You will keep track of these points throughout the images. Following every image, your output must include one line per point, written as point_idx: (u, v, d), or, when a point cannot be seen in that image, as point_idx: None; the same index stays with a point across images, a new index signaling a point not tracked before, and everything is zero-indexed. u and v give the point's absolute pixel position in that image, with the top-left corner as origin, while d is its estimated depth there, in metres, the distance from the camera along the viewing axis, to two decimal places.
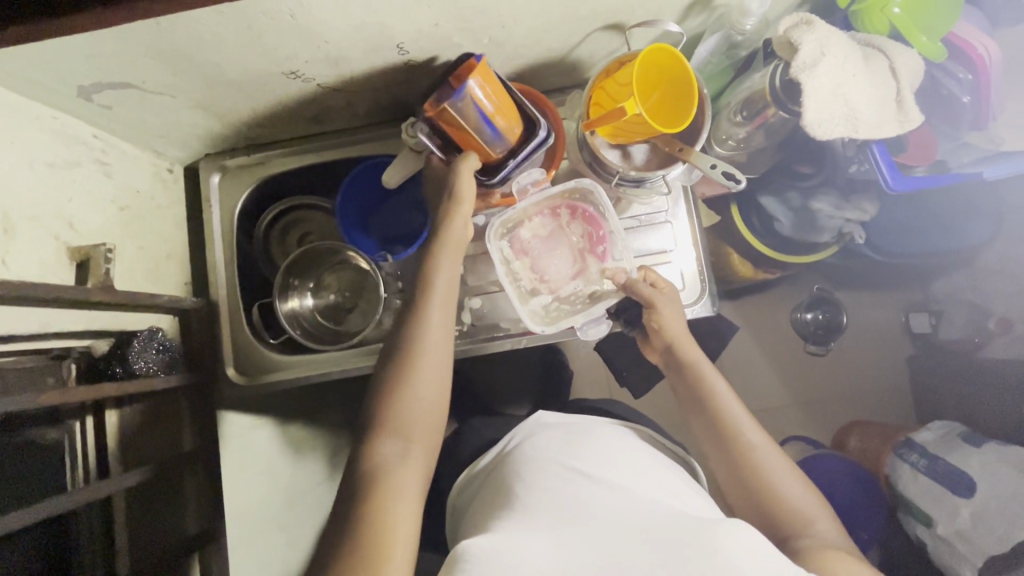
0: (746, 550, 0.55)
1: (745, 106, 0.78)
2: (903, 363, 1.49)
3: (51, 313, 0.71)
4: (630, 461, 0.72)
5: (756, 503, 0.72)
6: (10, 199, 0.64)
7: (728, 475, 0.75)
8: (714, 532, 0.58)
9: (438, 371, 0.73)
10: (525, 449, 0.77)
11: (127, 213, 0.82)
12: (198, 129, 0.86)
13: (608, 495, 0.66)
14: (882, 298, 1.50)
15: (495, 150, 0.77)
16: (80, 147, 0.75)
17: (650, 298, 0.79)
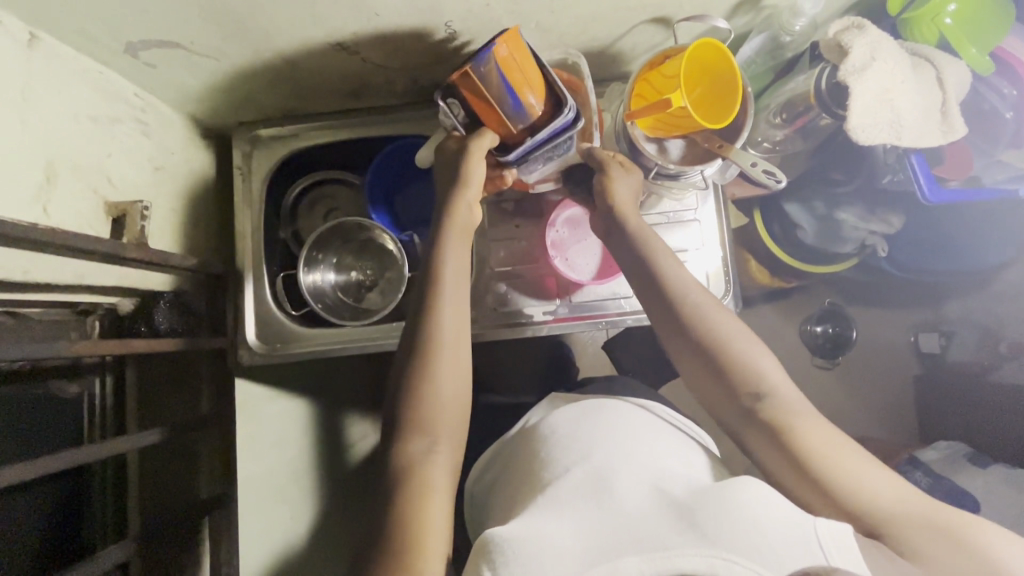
0: (764, 511, 0.56)
1: (785, 108, 0.78)
2: (910, 382, 1.47)
3: (85, 266, 0.70)
4: (648, 437, 0.73)
5: (728, 390, 0.70)
6: (52, 149, 0.64)
7: (698, 366, 0.72)
8: (731, 494, 0.58)
9: (458, 356, 0.70)
10: (544, 426, 0.79)
11: (161, 174, 0.82)
12: (236, 96, 0.86)
13: (629, 464, 0.67)
14: (893, 317, 1.47)
15: (514, 127, 0.70)
16: (121, 104, 0.75)
17: (605, 161, 0.78)
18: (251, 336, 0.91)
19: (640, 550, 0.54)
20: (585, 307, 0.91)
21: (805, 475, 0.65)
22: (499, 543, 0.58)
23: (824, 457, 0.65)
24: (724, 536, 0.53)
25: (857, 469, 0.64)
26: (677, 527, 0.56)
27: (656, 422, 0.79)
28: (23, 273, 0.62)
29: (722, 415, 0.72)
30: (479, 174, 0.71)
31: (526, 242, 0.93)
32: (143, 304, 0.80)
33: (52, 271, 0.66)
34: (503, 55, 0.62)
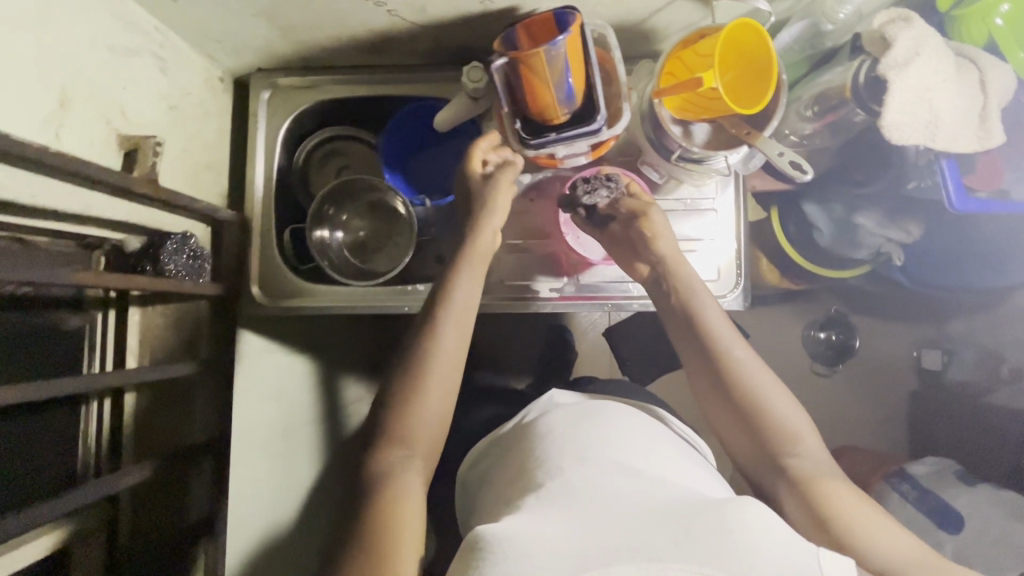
0: (763, 533, 0.56)
1: (817, 101, 0.76)
2: (906, 396, 1.47)
3: (92, 196, 0.69)
4: (651, 443, 0.73)
5: (751, 434, 0.73)
6: (68, 74, 0.62)
7: (721, 407, 0.75)
8: (726, 512, 0.58)
9: (449, 370, 0.73)
10: (545, 424, 0.77)
11: (177, 113, 0.81)
12: (256, 40, 0.84)
13: (627, 475, 0.65)
14: (899, 330, 1.46)
15: (560, 114, 0.70)
16: (140, 37, 0.74)
17: (643, 206, 0.82)
18: (254, 288, 0.92)
19: (633, 559, 0.54)
20: (593, 287, 0.90)
21: (817, 520, 0.65)
22: (490, 542, 0.58)
23: (840, 505, 0.65)
24: (721, 557, 0.54)
25: (872, 521, 0.63)
26: (671, 540, 0.55)
27: (662, 430, 0.79)
28: (30, 196, 0.61)
29: (743, 455, 0.74)
30: (495, 224, 0.79)
31: (540, 216, 0.91)
32: (152, 244, 0.79)
33: (59, 197, 0.65)
34: (572, 37, 0.65)
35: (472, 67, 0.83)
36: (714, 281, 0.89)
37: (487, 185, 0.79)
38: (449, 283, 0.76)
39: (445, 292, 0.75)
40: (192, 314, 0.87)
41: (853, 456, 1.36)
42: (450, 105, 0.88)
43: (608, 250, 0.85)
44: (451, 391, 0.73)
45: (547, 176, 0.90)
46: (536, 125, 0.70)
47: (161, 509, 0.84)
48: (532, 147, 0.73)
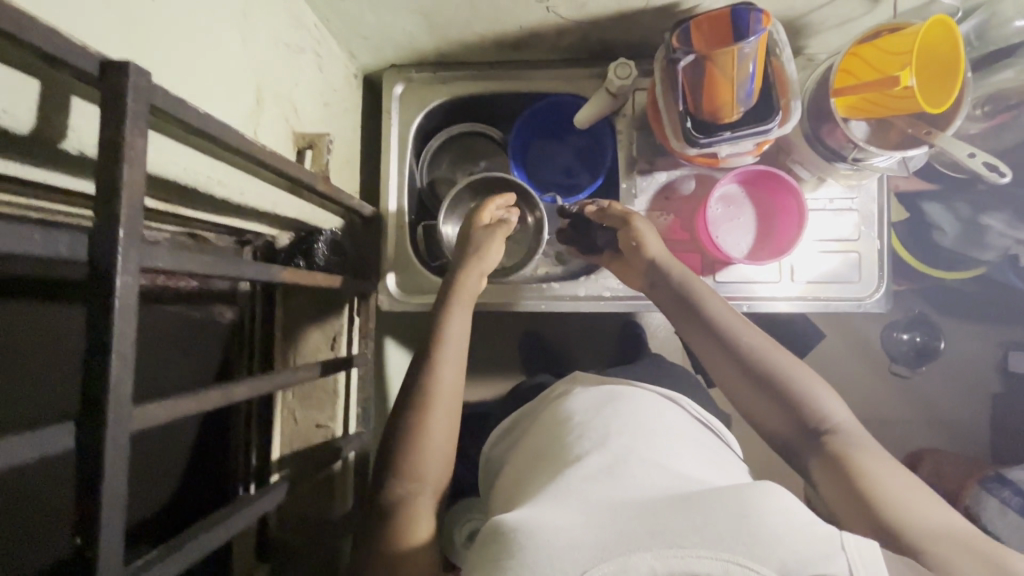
0: (787, 515, 0.49)
1: (989, 101, 0.76)
2: (988, 400, 1.41)
3: (277, 195, 0.68)
4: (674, 426, 0.70)
5: (780, 410, 0.69)
6: (261, 72, 0.63)
7: (740, 388, 0.71)
8: (749, 496, 0.51)
9: (453, 400, 0.68)
10: (564, 412, 0.74)
11: (327, 109, 0.82)
12: (401, 36, 0.84)
13: (645, 462, 0.60)
14: (985, 332, 1.40)
15: (733, 112, 0.70)
16: (305, 34, 0.74)
17: (628, 215, 0.82)
18: (390, 283, 0.93)
19: (652, 544, 0.47)
20: (734, 285, 0.88)
21: (854, 498, 0.60)
22: (510, 529, 0.51)
23: (883, 482, 0.60)
24: (745, 539, 0.46)
25: (916, 497, 0.58)
26: (692, 522, 0.48)
27: (681, 420, 0.73)
28: (240, 195, 0.59)
29: (773, 436, 0.70)
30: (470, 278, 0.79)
31: (675, 214, 0.90)
32: (302, 240, 0.79)
33: (263, 200, 0.64)
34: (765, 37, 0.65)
35: (619, 64, 0.82)
36: (857, 281, 0.88)
37: (486, 232, 0.84)
38: (447, 313, 0.75)
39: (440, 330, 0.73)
40: (338, 306, 0.88)
41: (939, 458, 1.30)
42: (589, 102, 0.87)
43: (610, 268, 0.88)
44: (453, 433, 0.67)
45: (683, 172, 0.90)
46: (713, 124, 0.70)
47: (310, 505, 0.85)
48: (697, 146, 0.71)
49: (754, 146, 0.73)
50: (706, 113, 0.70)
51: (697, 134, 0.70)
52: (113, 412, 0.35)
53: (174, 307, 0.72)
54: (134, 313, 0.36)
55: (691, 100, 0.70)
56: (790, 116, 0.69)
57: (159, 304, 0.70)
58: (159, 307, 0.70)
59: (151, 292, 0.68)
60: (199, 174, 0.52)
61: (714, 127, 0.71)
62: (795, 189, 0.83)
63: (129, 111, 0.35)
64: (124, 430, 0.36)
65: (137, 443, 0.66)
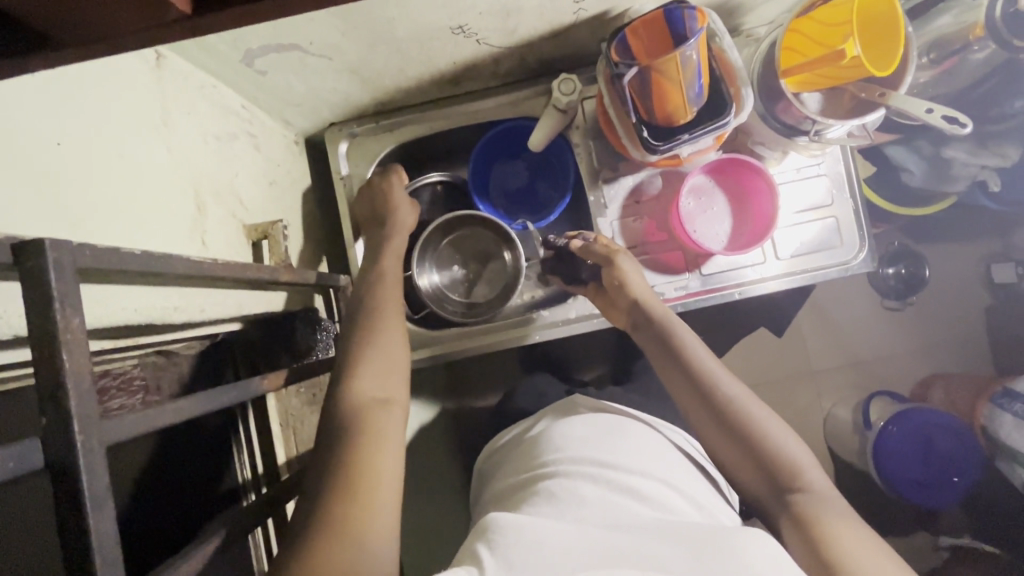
0: (773, 558, 0.48)
1: (934, 48, 0.73)
2: (980, 315, 1.40)
3: (240, 296, 0.64)
4: (662, 458, 0.66)
5: (753, 456, 0.63)
6: (196, 175, 0.59)
7: (714, 433, 0.66)
8: (734, 537, 0.50)
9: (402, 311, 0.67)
10: (553, 436, 0.69)
11: (275, 187, 0.78)
12: (334, 95, 0.81)
13: (636, 500, 0.58)
14: (964, 249, 1.39)
15: (687, 114, 0.68)
16: (235, 119, 0.71)
17: (609, 253, 0.81)
18: None
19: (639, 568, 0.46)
20: (722, 273, 0.87)
21: (816, 557, 0.55)
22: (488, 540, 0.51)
23: (851, 545, 0.54)
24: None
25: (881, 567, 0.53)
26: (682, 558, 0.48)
27: (670, 454, 0.68)
28: (200, 314, 0.56)
29: (744, 484, 0.65)
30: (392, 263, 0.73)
31: (647, 217, 0.88)
32: (281, 327, 0.75)
33: (229, 308, 0.61)
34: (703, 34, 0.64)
35: (562, 80, 0.81)
36: (839, 245, 0.87)
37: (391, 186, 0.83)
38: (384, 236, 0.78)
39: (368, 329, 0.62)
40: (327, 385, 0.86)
41: (948, 384, 1.29)
42: (540, 123, 0.85)
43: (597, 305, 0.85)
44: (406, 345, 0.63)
45: (649, 174, 0.88)
46: (672, 128, 0.68)
47: None
48: (657, 152, 0.69)
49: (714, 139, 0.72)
50: (661, 118, 0.68)
51: (655, 140, 0.68)
52: None
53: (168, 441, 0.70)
54: (110, 504, 0.33)
55: (643, 107, 0.68)
56: (745, 103, 0.68)
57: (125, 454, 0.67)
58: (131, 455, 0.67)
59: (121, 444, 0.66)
60: (151, 308, 0.49)
61: (672, 130, 0.69)
62: (762, 169, 0.81)
63: (57, 291, 0.32)
64: None
65: None
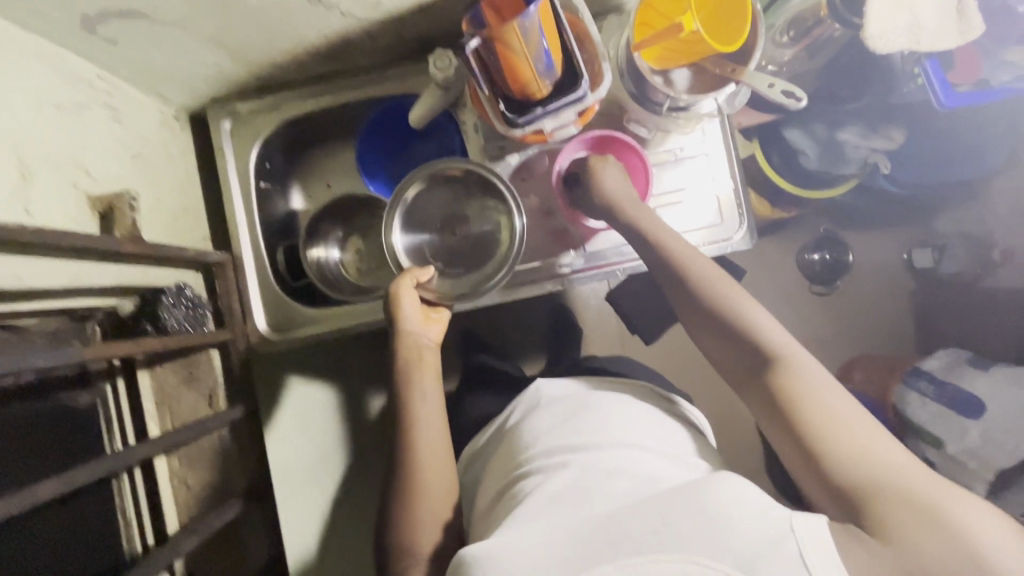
0: (737, 504, 0.53)
1: (791, 26, 0.75)
2: (907, 298, 1.42)
3: (81, 266, 0.63)
4: (643, 427, 0.71)
5: (733, 346, 0.72)
6: (21, 142, 0.58)
7: (720, 340, 0.74)
8: (706, 489, 0.54)
9: (432, 428, 0.76)
10: (525, 429, 0.75)
11: (140, 161, 0.77)
12: (205, 68, 0.79)
13: (612, 469, 0.63)
14: (888, 236, 1.42)
15: (542, 87, 0.68)
16: (86, 90, 0.69)
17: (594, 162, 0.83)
18: (264, 325, 0.89)
19: (610, 555, 0.51)
20: (607, 252, 0.89)
21: (787, 423, 0.64)
22: (472, 558, 0.55)
23: (818, 410, 0.63)
24: (702, 537, 0.51)
25: (849, 426, 0.61)
26: (647, 525, 0.52)
27: (642, 417, 0.73)
28: (17, 281, 0.54)
29: (725, 368, 0.74)
30: (423, 391, 0.79)
31: (534, 193, 0.89)
32: (146, 303, 0.77)
33: (65, 278, 0.60)
34: (544, 7, 0.63)
35: (438, 56, 0.80)
36: (720, 223, 0.89)
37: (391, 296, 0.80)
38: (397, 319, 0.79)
39: (409, 454, 0.75)
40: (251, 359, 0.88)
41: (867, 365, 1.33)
42: (421, 100, 0.85)
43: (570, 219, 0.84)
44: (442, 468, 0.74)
45: (533, 151, 0.88)
46: (526, 106, 0.68)
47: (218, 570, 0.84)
48: (519, 126, 0.70)
49: (575, 117, 0.73)
50: (519, 94, 0.69)
51: (513, 117, 0.69)
52: None
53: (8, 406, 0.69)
54: None
55: (501, 83, 0.69)
56: (603, 80, 0.70)
57: None
58: None
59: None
60: None
61: (528, 107, 0.69)
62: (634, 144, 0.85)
63: None
64: None
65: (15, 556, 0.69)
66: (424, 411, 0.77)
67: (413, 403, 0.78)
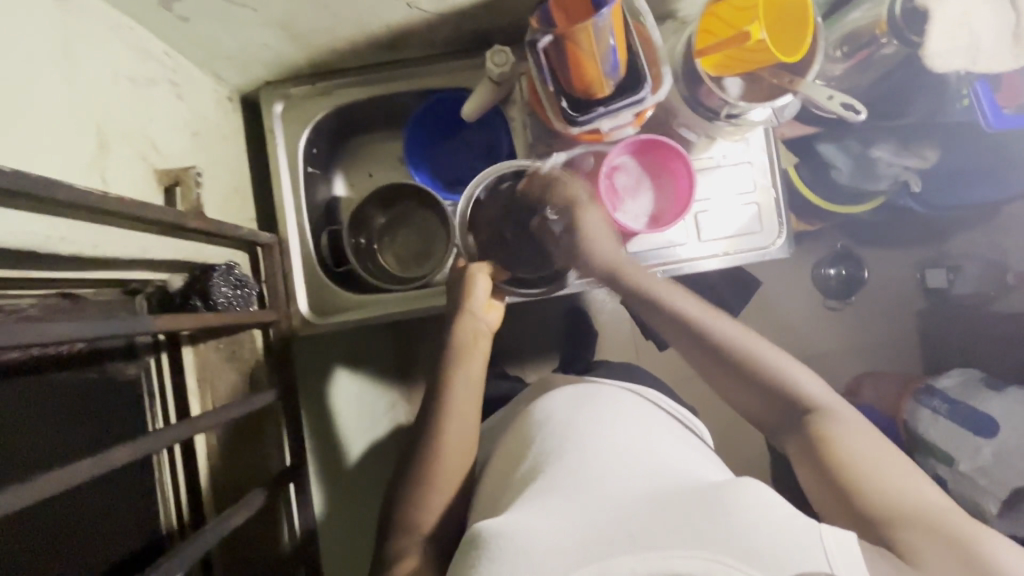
0: (761, 512, 0.54)
1: (846, 40, 0.79)
2: (912, 318, 1.44)
3: (147, 238, 0.63)
4: (653, 425, 0.72)
5: (768, 400, 0.76)
6: (101, 113, 0.59)
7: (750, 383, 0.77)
8: (730, 495, 0.55)
9: (464, 405, 0.77)
10: (537, 410, 0.77)
11: (199, 139, 0.78)
12: (266, 50, 0.80)
13: (624, 460, 0.62)
14: (900, 255, 1.44)
15: (605, 87, 0.70)
16: (154, 65, 0.70)
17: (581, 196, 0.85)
18: (304, 308, 0.91)
19: (633, 547, 0.51)
20: (647, 255, 0.90)
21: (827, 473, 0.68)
22: (493, 536, 0.55)
23: (864, 463, 0.66)
24: (727, 538, 0.51)
25: (893, 476, 0.65)
26: (672, 524, 0.52)
27: (652, 415, 0.75)
28: (94, 249, 0.55)
29: (754, 412, 0.78)
30: (463, 375, 0.79)
31: None
32: (195, 279, 0.75)
33: (133, 249, 0.61)
34: (615, 10, 0.65)
35: (495, 51, 0.81)
36: (759, 231, 0.90)
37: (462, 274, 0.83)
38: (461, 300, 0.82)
39: (437, 433, 0.75)
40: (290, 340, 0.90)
41: (875, 381, 1.32)
42: (474, 94, 0.86)
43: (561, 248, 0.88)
44: (467, 443, 0.75)
45: (578, 150, 0.88)
46: (588, 105, 0.70)
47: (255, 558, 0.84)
48: (578, 124, 0.72)
49: (631, 120, 0.74)
50: (581, 93, 0.70)
51: (573, 115, 0.70)
52: None
53: (45, 375, 0.68)
54: None
55: (564, 82, 0.70)
56: (663, 84, 0.71)
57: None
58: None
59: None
60: (28, 235, 0.47)
61: (589, 107, 0.71)
62: (681, 152, 0.85)
63: None
64: None
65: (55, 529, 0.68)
66: (463, 398, 0.77)
67: (455, 385, 0.78)
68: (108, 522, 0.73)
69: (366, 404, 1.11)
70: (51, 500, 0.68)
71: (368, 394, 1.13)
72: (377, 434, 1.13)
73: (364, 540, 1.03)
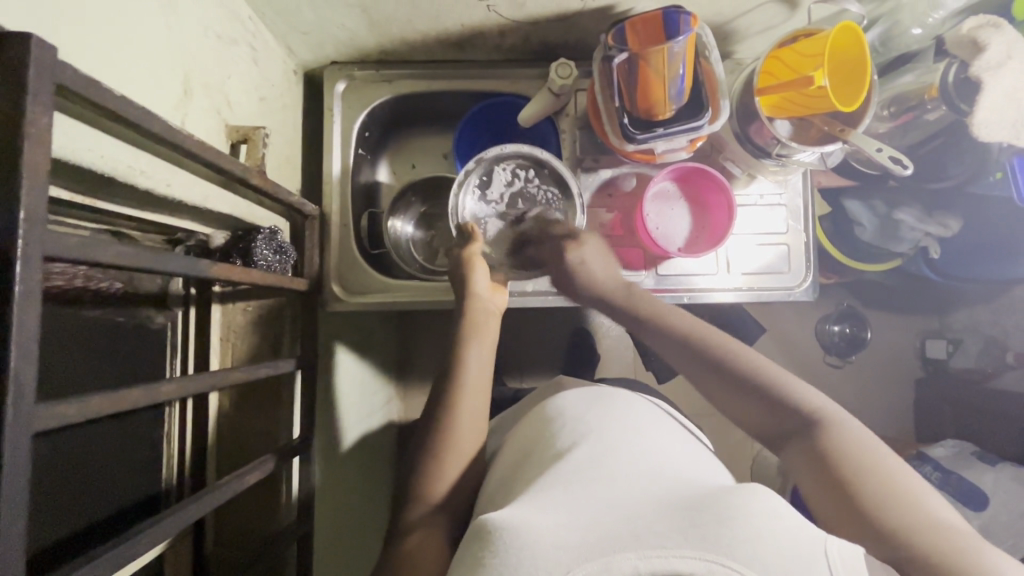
0: (770, 518, 0.47)
1: (894, 102, 0.86)
2: (909, 385, 1.41)
3: (209, 190, 0.65)
4: (669, 436, 0.67)
5: (756, 402, 0.68)
6: (189, 60, 0.61)
7: (722, 385, 0.70)
8: (732, 500, 0.49)
9: (484, 390, 0.73)
10: (552, 407, 0.74)
11: (264, 104, 0.79)
12: (341, 31, 0.83)
13: (633, 462, 0.58)
14: (904, 320, 1.42)
15: (667, 110, 0.73)
16: (238, 26, 0.72)
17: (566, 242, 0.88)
18: (335, 284, 0.91)
19: (635, 544, 0.45)
20: (681, 278, 0.92)
21: (829, 483, 0.58)
22: (498, 527, 0.49)
23: (852, 457, 0.58)
24: (731, 542, 0.44)
25: (895, 483, 0.56)
26: (676, 526, 0.47)
27: (660, 418, 0.73)
28: (165, 187, 0.57)
29: (741, 416, 0.69)
30: (475, 354, 0.75)
31: (617, 211, 0.93)
32: (240, 239, 0.73)
33: (196, 195, 0.62)
34: (688, 39, 0.68)
35: (560, 64, 0.84)
36: (786, 271, 0.92)
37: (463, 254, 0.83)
38: (471, 262, 0.82)
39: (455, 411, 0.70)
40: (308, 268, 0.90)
41: None
42: (533, 101, 0.88)
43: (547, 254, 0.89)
44: (481, 427, 0.71)
45: (623, 170, 0.92)
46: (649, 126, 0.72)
47: (243, 526, 0.82)
48: (635, 142, 0.74)
49: (683, 146, 0.77)
50: (639, 111, 0.74)
51: (633, 132, 0.73)
52: (12, 408, 0.33)
53: (84, 309, 0.63)
54: (37, 299, 0.34)
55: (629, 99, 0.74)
56: (720, 115, 0.73)
57: (56, 309, 0.60)
58: (59, 311, 0.60)
59: (46, 291, 0.58)
60: (119, 162, 0.49)
61: (644, 126, 0.74)
62: (724, 183, 0.87)
63: (31, 85, 0.34)
64: (24, 430, 0.34)
65: (92, 463, 0.63)
66: (477, 371, 0.74)
67: (467, 361, 0.74)
68: (128, 470, 0.67)
69: (366, 391, 1.09)
70: (99, 429, 0.63)
71: (370, 382, 1.12)
72: (369, 425, 1.11)
73: (344, 531, 0.99)
